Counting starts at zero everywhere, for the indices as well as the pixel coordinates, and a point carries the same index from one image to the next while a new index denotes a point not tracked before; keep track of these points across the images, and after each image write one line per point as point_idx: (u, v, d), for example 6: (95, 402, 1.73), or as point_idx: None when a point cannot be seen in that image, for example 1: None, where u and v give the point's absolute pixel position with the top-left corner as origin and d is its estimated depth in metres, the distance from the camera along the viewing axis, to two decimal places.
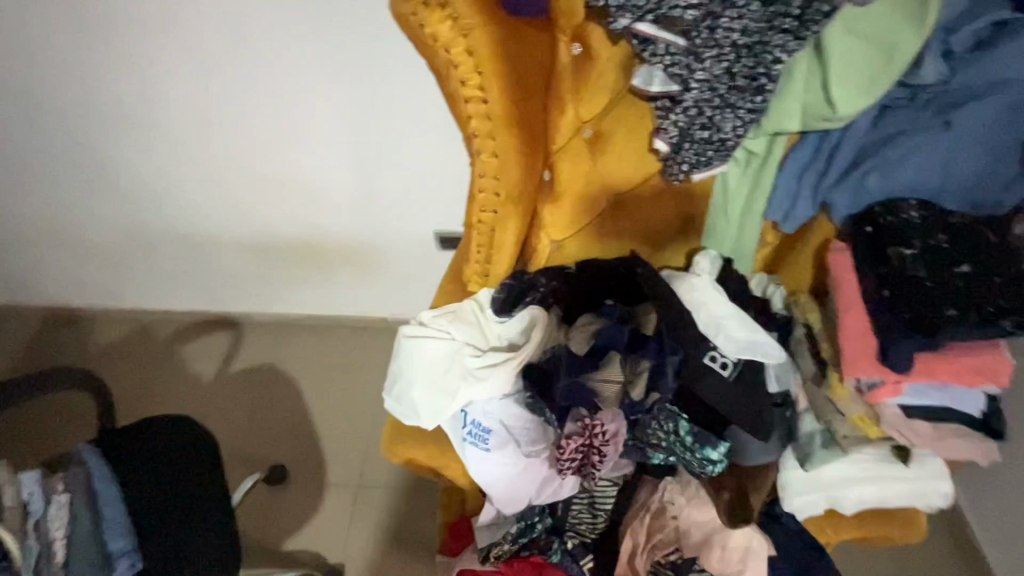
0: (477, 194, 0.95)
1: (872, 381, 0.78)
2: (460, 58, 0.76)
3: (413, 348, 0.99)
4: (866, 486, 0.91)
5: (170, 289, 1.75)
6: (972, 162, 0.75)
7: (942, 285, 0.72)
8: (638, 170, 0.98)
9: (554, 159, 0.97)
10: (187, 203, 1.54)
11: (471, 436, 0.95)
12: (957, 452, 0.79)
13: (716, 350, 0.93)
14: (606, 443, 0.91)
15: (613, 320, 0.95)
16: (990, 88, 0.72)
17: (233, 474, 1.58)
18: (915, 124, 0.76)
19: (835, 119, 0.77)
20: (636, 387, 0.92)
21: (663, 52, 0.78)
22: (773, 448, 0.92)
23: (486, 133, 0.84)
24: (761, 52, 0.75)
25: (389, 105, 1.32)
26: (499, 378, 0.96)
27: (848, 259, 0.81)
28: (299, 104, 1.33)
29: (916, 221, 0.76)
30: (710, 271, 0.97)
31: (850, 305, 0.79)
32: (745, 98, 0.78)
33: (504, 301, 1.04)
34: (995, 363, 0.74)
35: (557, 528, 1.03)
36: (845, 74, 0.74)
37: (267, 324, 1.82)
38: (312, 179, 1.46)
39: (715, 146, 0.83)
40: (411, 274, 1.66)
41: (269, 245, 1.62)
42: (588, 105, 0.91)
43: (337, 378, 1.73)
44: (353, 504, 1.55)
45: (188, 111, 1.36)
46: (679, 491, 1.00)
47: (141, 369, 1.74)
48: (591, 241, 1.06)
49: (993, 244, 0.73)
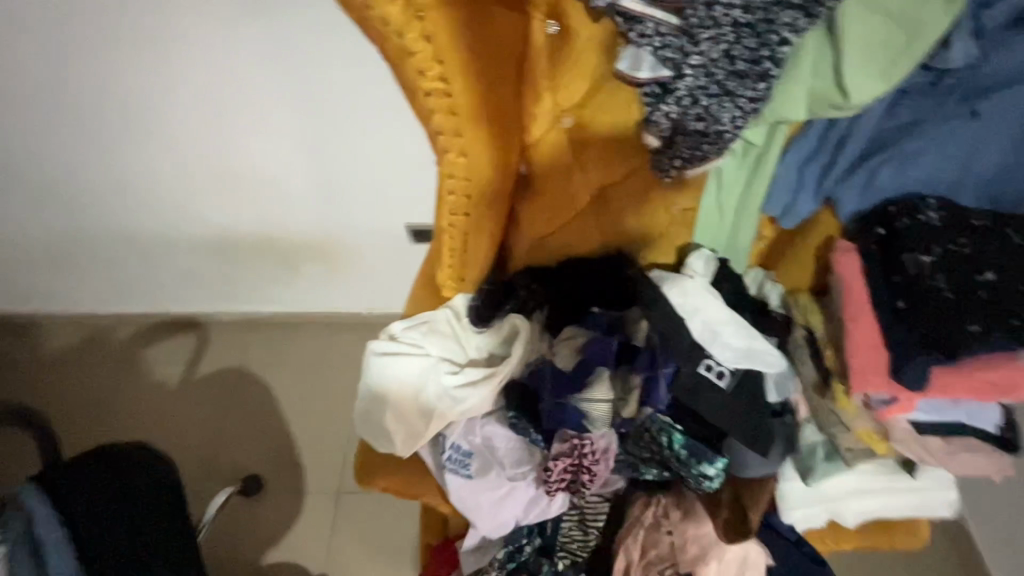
0: (445, 196, 0.85)
1: (883, 397, 0.71)
2: (416, 45, 0.64)
3: (384, 367, 0.91)
4: (867, 499, 0.84)
5: (125, 290, 1.64)
6: (994, 155, 0.68)
7: (965, 297, 0.65)
8: (623, 163, 0.90)
9: (531, 151, 0.89)
10: (135, 200, 1.41)
11: (450, 462, 0.87)
12: (976, 473, 0.72)
13: (711, 358, 0.84)
14: (596, 462, 0.85)
15: (600, 330, 0.88)
16: (1022, 73, 0.65)
17: (203, 484, 1.50)
18: (936, 113, 0.68)
19: (846, 108, 0.68)
20: (627, 405, 0.85)
21: (652, 32, 0.68)
22: (774, 462, 0.83)
23: (452, 130, 0.73)
24: (765, 31, 0.65)
25: (348, 90, 1.19)
26: (478, 398, 0.88)
27: (857, 261, 0.74)
28: (248, 92, 1.20)
29: (936, 223, 0.69)
30: (704, 272, 0.89)
31: (858, 313, 0.72)
32: (746, 85, 0.68)
33: (480, 310, 0.94)
34: (1018, 378, 0.67)
35: (546, 549, 0.95)
36: (860, 56, 0.65)
37: (234, 324, 1.72)
38: (267, 171, 1.34)
39: (711, 139, 0.73)
40: (384, 268, 1.56)
41: (228, 242, 1.50)
42: (568, 91, 0.82)
43: (310, 379, 1.64)
44: (333, 513, 1.47)
45: (124, 101, 1.22)
46: (675, 504, 0.92)
47: (104, 376, 1.65)
48: (574, 240, 0.96)
49: (1018, 247, 0.68)
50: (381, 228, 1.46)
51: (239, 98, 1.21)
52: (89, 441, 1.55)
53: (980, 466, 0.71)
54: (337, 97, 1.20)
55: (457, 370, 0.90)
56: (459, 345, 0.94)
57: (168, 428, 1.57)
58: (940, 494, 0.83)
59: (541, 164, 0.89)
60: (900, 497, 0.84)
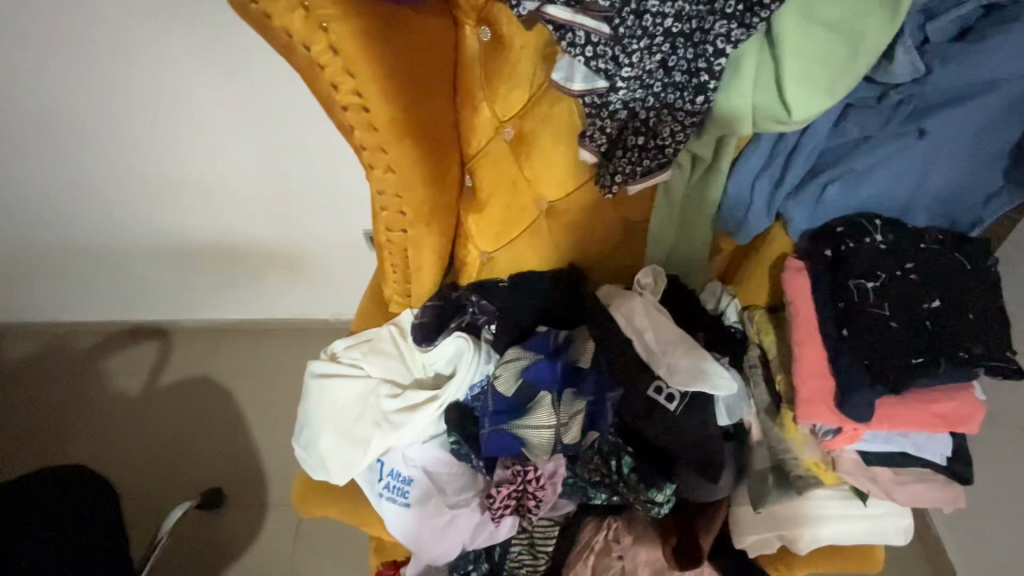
0: (378, 213, 0.80)
1: (829, 427, 0.68)
2: (324, 58, 0.61)
3: (321, 390, 0.86)
4: (825, 527, 0.80)
5: (79, 300, 1.58)
6: (943, 173, 0.64)
7: (907, 327, 0.63)
8: (573, 175, 0.83)
9: (472, 163, 0.84)
10: (82, 210, 1.35)
11: (388, 491, 0.84)
12: (925, 502, 0.69)
13: (660, 380, 0.80)
14: (542, 487, 0.81)
15: (544, 352, 0.84)
16: (977, 89, 0.60)
17: (162, 498, 1.46)
18: (884, 131, 0.64)
19: (790, 123, 0.64)
20: (570, 430, 0.80)
21: (582, 41, 0.62)
22: (723, 489, 0.80)
23: (374, 145, 0.69)
24: (701, 41, 0.61)
25: (293, 97, 1.12)
26: (418, 422, 0.83)
27: (807, 283, 0.69)
28: (186, 99, 1.12)
29: (883, 248, 0.66)
30: (654, 290, 0.85)
31: (806, 340, 0.68)
32: (685, 97, 0.64)
33: (426, 326, 0.90)
34: (966, 410, 0.64)
35: (495, 572, 0.92)
36: (802, 69, 0.60)
37: (195, 332, 1.67)
38: (214, 180, 1.27)
39: (652, 154, 0.69)
40: (346, 274, 1.51)
41: (182, 251, 1.45)
42: (505, 102, 0.77)
43: (274, 387, 1.60)
44: (294, 530, 1.42)
45: (56, 110, 1.15)
46: (625, 527, 0.90)
47: (62, 387, 1.60)
48: (524, 253, 0.92)
49: (965, 271, 0.65)
50: (342, 235, 1.41)
51: (177, 106, 1.13)
52: (43, 458, 1.50)
53: (928, 497, 0.69)
54: (281, 103, 1.13)
55: (396, 393, 0.85)
56: (401, 365, 0.89)
57: (127, 442, 1.53)
58: (895, 520, 0.80)
59: (483, 177, 0.84)
60: (856, 524, 0.80)
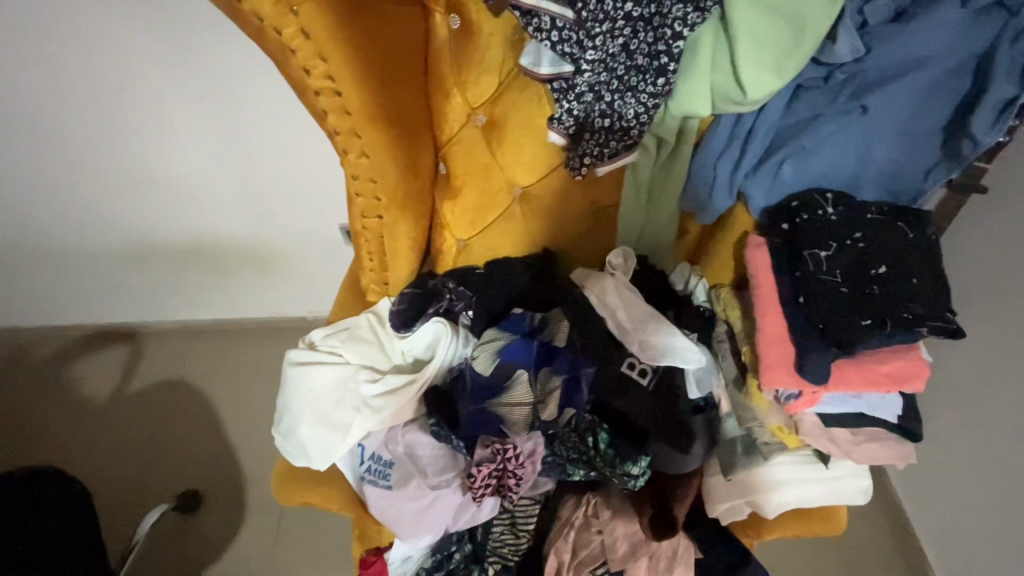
0: (353, 199, 0.81)
1: (790, 392, 0.72)
2: (296, 41, 0.62)
3: (300, 378, 0.86)
4: (788, 490, 0.83)
5: (45, 304, 1.54)
6: (888, 148, 0.70)
7: (858, 291, 0.68)
8: (544, 161, 0.85)
9: (445, 149, 0.85)
10: (45, 211, 1.32)
11: (370, 473, 0.86)
12: (880, 460, 0.74)
13: (633, 356, 0.84)
14: (522, 465, 0.81)
15: (520, 333, 0.87)
16: (910, 66, 0.65)
17: (136, 503, 1.43)
18: (830, 108, 0.69)
19: (746, 103, 0.67)
20: (547, 407, 0.84)
21: (548, 26, 0.64)
22: (695, 460, 0.83)
23: (348, 130, 0.70)
24: (659, 25, 0.64)
25: (264, 90, 1.11)
26: (399, 405, 0.85)
27: (766, 256, 0.73)
28: (153, 95, 1.11)
29: (833, 220, 0.70)
30: (624, 269, 0.89)
31: (768, 309, 0.72)
32: (646, 80, 0.67)
33: (403, 313, 0.90)
34: (913, 368, 0.69)
35: (477, 555, 0.93)
36: (754, 51, 0.64)
37: (169, 333, 1.64)
38: (186, 176, 1.26)
39: (618, 135, 0.73)
40: (323, 270, 1.50)
41: (152, 249, 1.42)
42: (476, 87, 0.79)
43: (251, 387, 1.58)
44: (275, 528, 1.40)
45: (15, 106, 1.12)
46: (604, 503, 0.92)
47: (27, 395, 1.55)
48: (498, 239, 0.94)
49: (910, 240, 0.70)
50: (316, 231, 1.40)
51: (144, 100, 1.12)
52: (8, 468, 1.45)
53: (884, 454, 0.74)
54: (252, 99, 1.13)
55: (375, 378, 0.86)
56: (379, 351, 0.89)
57: (97, 448, 1.49)
58: (856, 481, 0.85)
59: (456, 162, 0.86)
60: (821, 486, 0.84)
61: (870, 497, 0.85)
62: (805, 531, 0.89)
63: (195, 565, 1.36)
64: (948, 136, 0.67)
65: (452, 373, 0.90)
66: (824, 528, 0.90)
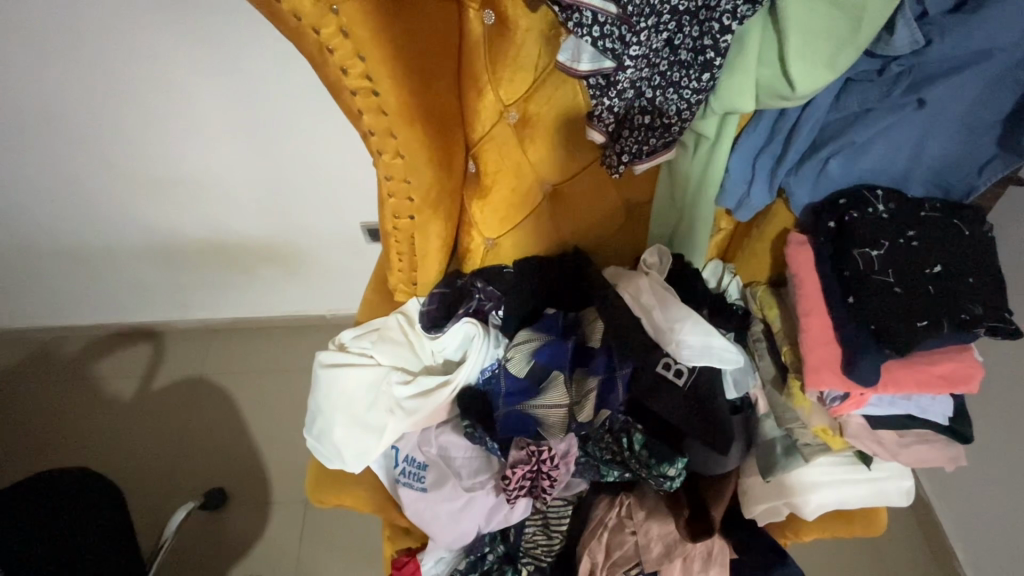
0: (385, 199, 0.79)
1: (836, 394, 0.72)
2: (334, 41, 0.61)
3: (330, 382, 0.84)
4: (827, 491, 0.82)
5: (68, 303, 1.55)
6: (942, 144, 0.69)
7: (912, 292, 0.68)
8: (577, 158, 0.84)
9: (476, 148, 0.83)
10: (71, 212, 1.32)
11: (404, 475, 0.85)
12: (927, 461, 0.74)
13: (670, 357, 0.81)
14: (556, 467, 0.80)
15: (554, 334, 0.87)
16: (974, 59, 0.63)
17: (162, 501, 1.44)
18: (884, 103, 0.67)
19: (793, 98, 0.66)
20: (583, 409, 0.81)
21: (590, 21, 0.61)
22: (732, 461, 0.81)
23: (383, 131, 0.69)
24: (706, 19, 0.62)
25: (290, 90, 1.10)
26: (433, 406, 0.84)
27: (810, 255, 0.74)
28: (174, 95, 1.09)
29: (885, 218, 0.71)
30: (660, 269, 0.87)
31: (813, 309, 0.73)
32: (691, 75, 0.66)
33: (433, 315, 0.90)
34: (965, 369, 0.69)
35: (511, 556, 0.92)
36: (804, 45, 0.62)
37: (191, 331, 1.65)
38: (207, 175, 1.25)
39: (658, 132, 0.71)
40: (343, 268, 1.50)
41: (174, 249, 1.42)
42: (510, 85, 0.76)
43: (273, 385, 1.59)
44: (301, 525, 1.41)
45: (39, 108, 1.11)
46: (638, 504, 0.91)
47: (53, 393, 1.57)
48: (528, 237, 0.92)
49: (966, 238, 0.70)
50: (337, 229, 1.40)
51: (165, 101, 1.10)
52: (37, 467, 1.47)
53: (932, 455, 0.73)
54: (274, 97, 1.11)
55: (408, 380, 0.85)
56: (410, 351, 0.88)
57: (123, 447, 1.50)
58: (897, 482, 0.83)
59: (487, 161, 0.83)
60: (861, 487, 0.83)
61: (912, 498, 0.83)
62: (844, 532, 0.89)
63: (222, 562, 1.37)
64: (1007, 130, 0.66)
65: (484, 373, 0.89)
66: (863, 529, 0.89)
